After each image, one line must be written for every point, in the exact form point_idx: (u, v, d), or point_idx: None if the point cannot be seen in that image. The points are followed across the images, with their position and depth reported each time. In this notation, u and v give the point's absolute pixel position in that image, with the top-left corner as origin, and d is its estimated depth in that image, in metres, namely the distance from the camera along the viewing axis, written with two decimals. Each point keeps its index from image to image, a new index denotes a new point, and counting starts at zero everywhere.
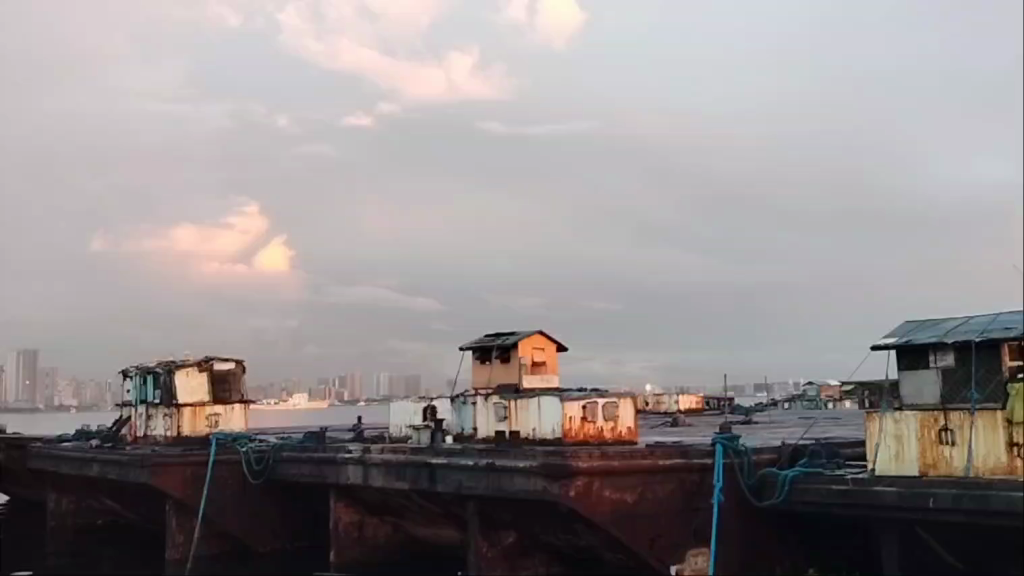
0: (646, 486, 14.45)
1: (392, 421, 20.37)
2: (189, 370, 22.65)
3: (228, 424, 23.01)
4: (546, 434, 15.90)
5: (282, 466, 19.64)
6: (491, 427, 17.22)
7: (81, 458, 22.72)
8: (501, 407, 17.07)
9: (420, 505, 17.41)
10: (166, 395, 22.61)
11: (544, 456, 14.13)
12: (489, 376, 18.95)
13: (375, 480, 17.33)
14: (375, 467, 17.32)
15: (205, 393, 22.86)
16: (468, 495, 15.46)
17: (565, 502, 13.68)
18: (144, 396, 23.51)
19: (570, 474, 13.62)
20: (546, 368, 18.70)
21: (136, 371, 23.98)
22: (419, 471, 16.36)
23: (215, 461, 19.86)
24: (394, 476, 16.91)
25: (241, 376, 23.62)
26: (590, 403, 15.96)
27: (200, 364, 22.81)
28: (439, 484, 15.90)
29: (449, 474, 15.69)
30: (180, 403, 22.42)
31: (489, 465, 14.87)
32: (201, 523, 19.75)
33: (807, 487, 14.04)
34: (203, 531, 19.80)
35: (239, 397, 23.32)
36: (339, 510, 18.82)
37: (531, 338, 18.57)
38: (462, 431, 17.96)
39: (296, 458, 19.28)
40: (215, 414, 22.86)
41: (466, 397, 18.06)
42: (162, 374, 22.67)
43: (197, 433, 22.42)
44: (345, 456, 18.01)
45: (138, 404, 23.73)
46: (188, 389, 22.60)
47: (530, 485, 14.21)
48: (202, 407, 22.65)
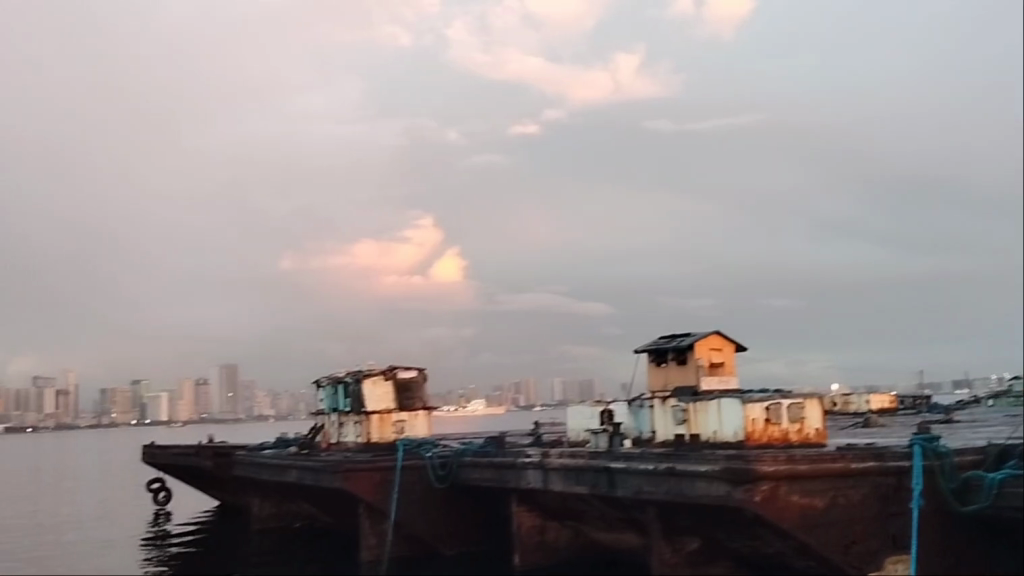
0: (836, 490, 13.82)
1: (569, 425, 20.48)
2: (375, 380, 23.75)
3: (414, 431, 23.79)
4: (729, 437, 15.50)
5: (465, 471, 20.22)
6: (672, 430, 16.95)
7: (281, 465, 24.23)
8: (680, 410, 16.80)
9: (600, 509, 17.39)
10: (356, 404, 23.80)
11: (727, 460, 13.78)
12: (666, 379, 18.70)
13: (555, 484, 17.46)
14: (555, 472, 17.46)
15: (391, 401, 23.81)
16: (649, 500, 15.28)
17: (750, 507, 13.28)
18: (336, 405, 24.75)
19: (754, 479, 13.20)
20: (725, 369, 18.25)
21: (328, 382, 25.37)
22: (599, 476, 16.34)
23: (402, 466, 20.62)
24: (574, 480, 16.98)
25: (423, 384, 24.36)
26: (774, 404, 15.41)
27: (385, 373, 23.87)
28: (619, 488, 15.82)
29: (629, 479, 15.57)
30: (369, 410, 23.42)
31: (670, 469, 14.67)
32: (392, 526, 20.52)
33: (1018, 490, 12.98)
34: (394, 534, 20.58)
35: (422, 405, 24.11)
36: (521, 515, 19.14)
37: (708, 339, 18.16)
38: (640, 435, 17.82)
39: (478, 463, 19.74)
40: (402, 420, 23.70)
41: (644, 400, 17.91)
42: (351, 384, 24.01)
43: (385, 439, 23.29)
44: (525, 461, 18.24)
45: (330, 413, 24.99)
46: (376, 397, 23.67)
47: (713, 490, 13.88)
48: (389, 414, 23.56)
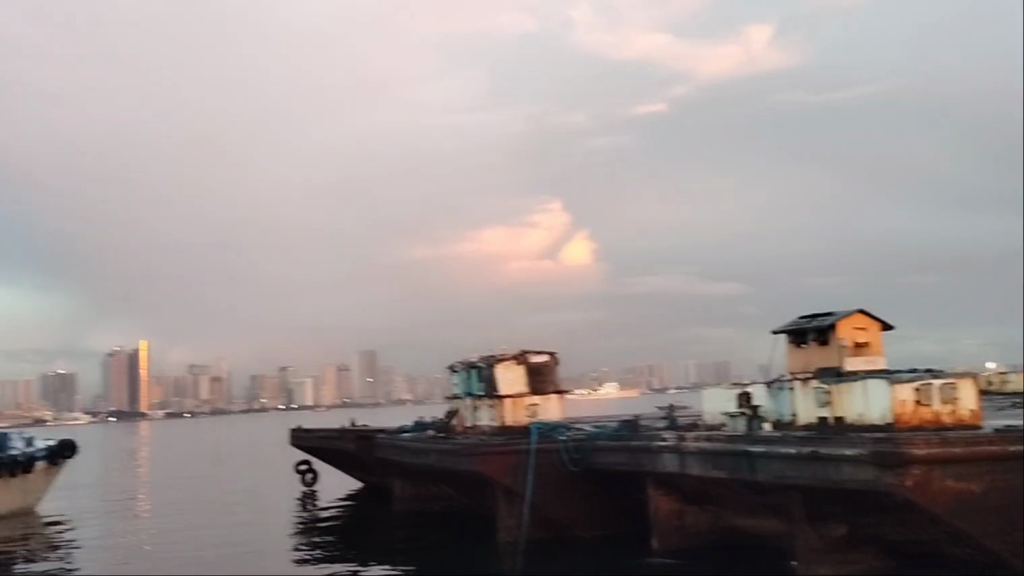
0: (994, 474, 13.04)
1: (706, 409, 20.11)
2: (507, 363, 23.93)
3: (547, 414, 23.91)
4: (876, 420, 14.88)
5: (600, 455, 20.19)
6: (814, 413, 16.38)
7: (419, 448, 24.86)
8: (822, 392, 16.21)
9: (741, 493, 17.01)
10: (489, 388, 24.13)
11: (874, 443, 13.20)
12: (807, 360, 18.08)
13: (693, 468, 17.19)
14: (692, 456, 17.18)
15: (524, 385, 23.99)
16: (791, 484, 14.84)
17: (900, 492, 12.68)
18: (470, 389, 25.15)
19: (903, 463, 12.60)
20: (871, 349, 17.46)
21: (461, 366, 25.79)
22: (738, 461, 15.97)
23: (536, 450, 20.74)
24: (713, 464, 16.66)
25: (555, 368, 24.39)
26: (924, 385, 14.66)
27: (517, 356, 24.01)
28: (760, 473, 15.42)
29: (770, 463, 15.14)
30: (502, 394, 23.74)
31: (813, 453, 14.18)
32: (528, 509, 20.70)
33: None
34: (530, 517, 20.76)
35: (555, 389, 24.14)
36: (658, 499, 18.99)
37: (851, 318, 17.42)
38: (781, 418, 17.32)
39: (613, 447, 19.68)
40: (535, 404, 23.88)
41: (784, 382, 17.39)
42: (485, 368, 24.31)
43: (519, 423, 23.57)
44: (660, 444, 18.06)
45: (465, 397, 25.41)
46: (509, 380, 23.91)
47: (859, 474, 13.32)
48: (522, 397, 23.80)
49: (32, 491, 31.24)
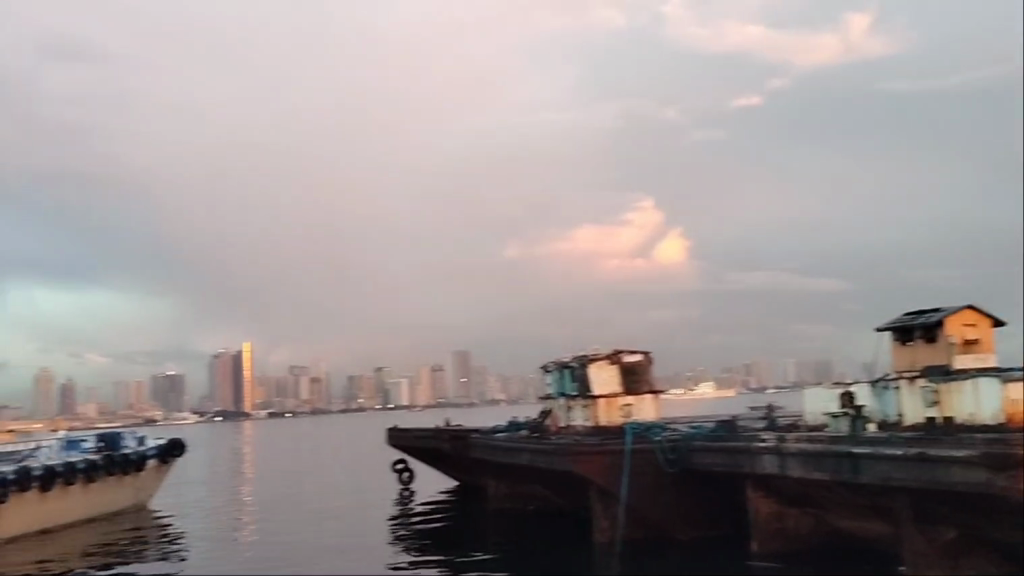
0: None
1: (806, 409, 19.62)
2: (600, 363, 23.84)
3: (642, 414, 23.70)
4: (988, 420, 14.26)
5: (697, 456, 19.91)
6: (921, 413, 15.81)
7: (513, 448, 25.00)
8: (930, 391, 15.63)
9: (844, 495, 16.52)
10: (583, 388, 24.09)
11: (986, 445, 12.65)
12: (914, 358, 17.44)
13: (793, 469, 16.78)
14: (792, 457, 16.78)
15: (617, 385, 23.85)
16: (898, 487, 14.33)
17: (1014, 496, 12.12)
18: (563, 389, 25.16)
19: (1017, 465, 12.04)
20: (982, 346, 16.72)
21: (554, 366, 25.82)
22: (840, 462, 15.52)
23: (631, 450, 20.59)
24: (814, 465, 16.23)
25: (649, 367, 24.15)
26: None
27: (610, 356, 23.88)
28: (863, 475, 14.95)
29: (875, 465, 14.66)
30: (595, 394, 23.68)
31: (920, 455, 13.67)
32: (624, 510, 20.55)
33: None
34: (626, 517, 20.60)
35: (649, 388, 23.90)
36: (757, 500, 18.63)
37: (960, 314, 16.72)
38: (886, 418, 16.77)
39: (710, 448, 19.38)
40: (629, 404, 23.73)
41: (888, 381, 16.83)
42: (577, 368, 24.27)
43: (613, 423, 23.46)
44: (759, 445, 17.69)
45: (558, 397, 25.44)
46: (602, 380, 23.82)
47: (970, 477, 12.79)
48: (616, 398, 23.68)
49: (144, 488, 32.66)
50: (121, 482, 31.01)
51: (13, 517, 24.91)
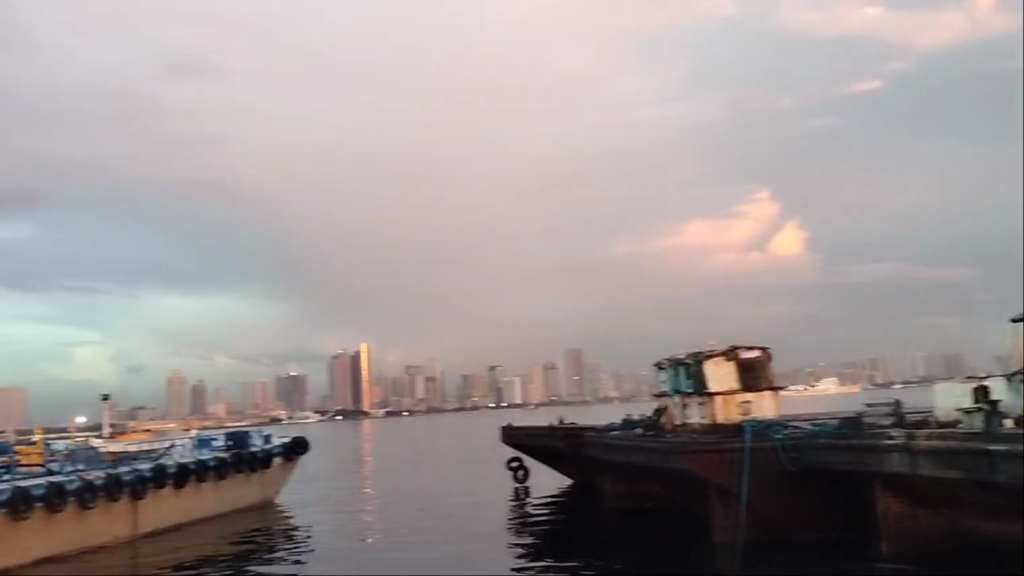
0: None
1: (937, 404, 18.65)
2: (716, 360, 23.31)
3: (761, 412, 23.04)
4: None
5: (821, 454, 19.19)
6: None
7: (628, 446, 24.74)
8: None
9: (982, 495, 15.60)
10: (698, 385, 23.61)
11: None
12: None
13: (924, 468, 15.96)
14: (923, 456, 15.95)
15: (734, 382, 23.23)
16: None
17: None
18: (678, 387, 24.74)
19: None
20: None
21: (668, 363, 25.42)
22: (976, 460, 14.65)
23: (751, 448, 20.03)
24: (946, 464, 15.39)
25: (768, 363, 23.42)
26: None
27: (726, 353, 23.31)
28: (1002, 475, 14.06)
29: (1014, 463, 13.75)
30: (712, 392, 23.18)
31: None
32: (745, 509, 19.96)
33: None
34: (747, 517, 20.00)
35: (768, 385, 23.18)
36: (885, 500, 18.00)
37: None
38: None
39: (834, 445, 18.66)
40: (747, 402, 23.11)
41: None
42: (692, 365, 23.82)
43: (731, 420, 22.90)
44: (887, 443, 16.92)
45: (673, 394, 25.03)
46: (719, 377, 23.26)
47: None
48: (734, 395, 23.10)
49: (270, 486, 33.88)
50: (250, 479, 32.25)
51: (152, 512, 26.22)
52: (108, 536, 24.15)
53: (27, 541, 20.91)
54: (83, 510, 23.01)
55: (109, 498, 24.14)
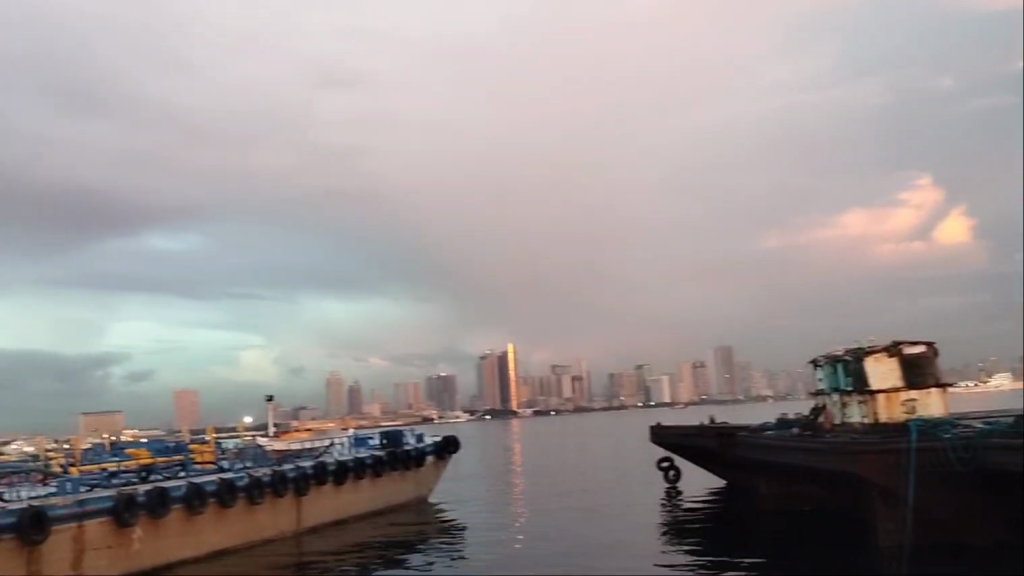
0: None
1: None
2: (877, 357, 22.18)
3: (928, 411, 21.71)
4: None
5: (994, 455, 17.53)
6: None
7: (784, 446, 23.93)
8: None
9: None
10: (859, 383, 22.53)
11: None
12: None
13: None
14: None
15: (898, 379, 21.95)
16: None
17: None
18: (837, 385, 23.70)
19: None
20: None
21: (827, 360, 24.41)
22: None
23: (916, 449, 18.86)
24: None
25: (935, 359, 22.00)
26: None
27: (888, 349, 22.12)
28: None
29: None
30: (873, 390, 22.08)
31: None
32: (912, 512, 18.94)
33: None
34: (913, 519, 18.99)
35: (936, 382, 21.80)
36: None
37: None
38: None
39: (1009, 446, 17.11)
40: (912, 399, 21.83)
41: None
42: (853, 361, 22.80)
43: (895, 419, 21.70)
44: None
45: (832, 393, 24.00)
46: (880, 374, 22.05)
47: None
48: (897, 393, 21.86)
49: (425, 483, 34.76)
50: (405, 476, 33.19)
51: (314, 507, 27.36)
52: (276, 529, 25.43)
53: (204, 533, 22.29)
54: (252, 505, 24.27)
55: (275, 493, 25.36)
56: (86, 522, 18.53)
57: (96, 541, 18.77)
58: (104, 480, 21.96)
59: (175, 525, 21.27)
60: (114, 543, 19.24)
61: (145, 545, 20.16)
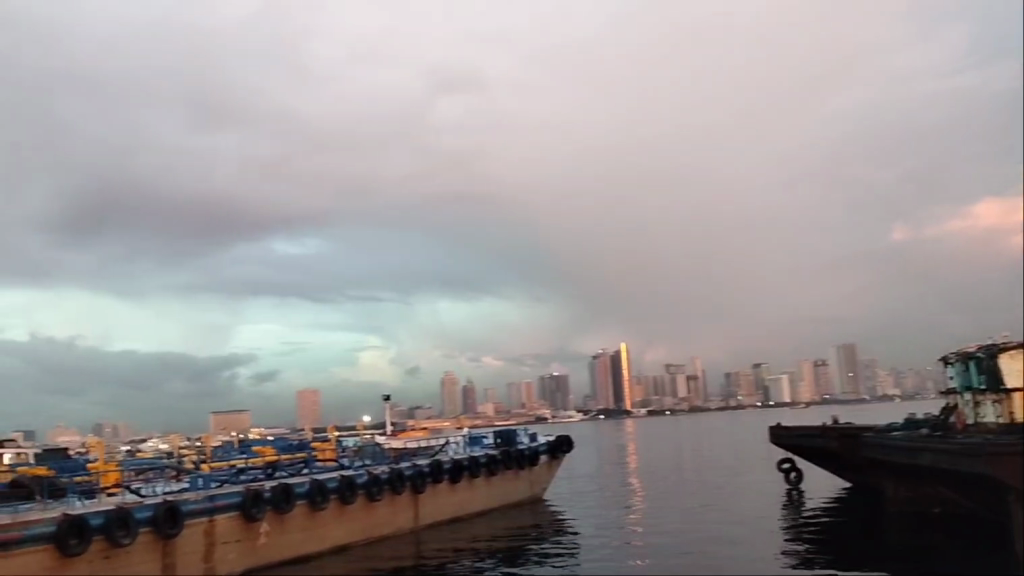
0: None
1: None
2: (1012, 353, 21.01)
3: None
4: None
5: None
6: None
7: (912, 447, 22.92)
8: None
9: None
10: (992, 381, 21.40)
11: None
12: None
13: None
14: None
15: None
16: None
17: None
18: (969, 383, 22.57)
19: None
20: None
21: (959, 357, 23.30)
22: None
23: None
24: None
25: None
26: None
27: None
28: None
29: None
30: (1007, 388, 20.87)
31: None
32: None
33: None
34: None
35: None
36: None
37: None
38: None
39: None
40: None
41: None
42: (986, 359, 21.75)
43: None
44: None
45: (964, 391, 22.86)
46: (1016, 371, 20.85)
47: None
48: None
49: (538, 482, 34.90)
50: (518, 475, 33.42)
51: (431, 505, 27.87)
52: (394, 526, 25.99)
53: (326, 528, 23.00)
54: (371, 501, 24.94)
55: (393, 490, 25.97)
56: (216, 516, 19.41)
57: (227, 535, 19.66)
58: (233, 476, 22.93)
59: (300, 520, 22.06)
60: (243, 537, 20.11)
61: (272, 539, 20.98)
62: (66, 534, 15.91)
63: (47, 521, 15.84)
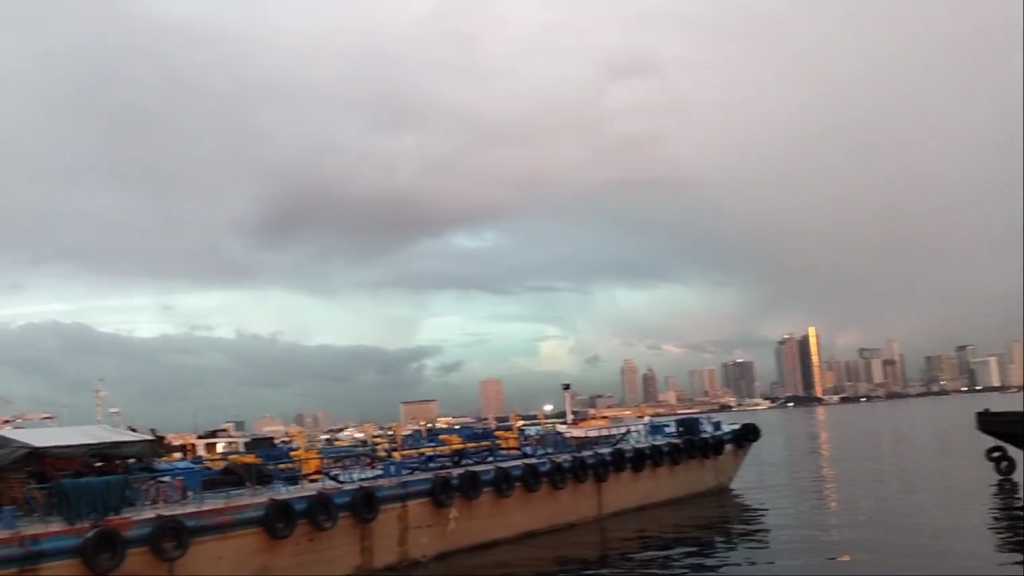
0: None
1: None
2: None
3: None
4: None
5: None
6: None
7: None
8: None
9: None
10: None
11: None
12: None
13: None
14: None
15: None
16: None
17: None
18: None
19: None
20: None
21: None
22: None
23: None
24: None
25: None
26: None
27: None
28: None
29: None
30: None
31: None
32: None
33: None
34: None
35: None
36: None
37: None
38: None
39: None
40: None
41: None
42: None
43: None
44: None
45: None
46: None
47: None
48: None
49: (724, 471, 34.09)
50: (703, 464, 32.77)
51: (614, 493, 27.82)
52: (579, 514, 26.14)
53: (512, 515, 23.45)
54: (555, 489, 25.19)
55: (577, 479, 26.14)
56: (409, 502, 20.22)
57: (419, 520, 20.46)
58: (422, 463, 23.85)
59: (486, 506, 22.61)
60: (434, 522, 20.84)
61: (461, 525, 21.60)
62: (274, 518, 17.04)
63: (257, 505, 16.93)
